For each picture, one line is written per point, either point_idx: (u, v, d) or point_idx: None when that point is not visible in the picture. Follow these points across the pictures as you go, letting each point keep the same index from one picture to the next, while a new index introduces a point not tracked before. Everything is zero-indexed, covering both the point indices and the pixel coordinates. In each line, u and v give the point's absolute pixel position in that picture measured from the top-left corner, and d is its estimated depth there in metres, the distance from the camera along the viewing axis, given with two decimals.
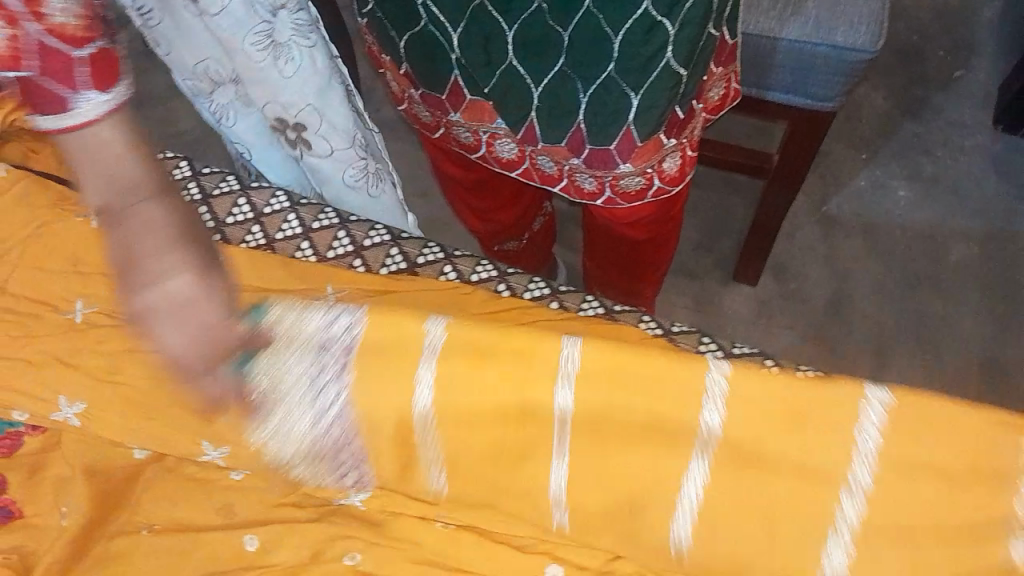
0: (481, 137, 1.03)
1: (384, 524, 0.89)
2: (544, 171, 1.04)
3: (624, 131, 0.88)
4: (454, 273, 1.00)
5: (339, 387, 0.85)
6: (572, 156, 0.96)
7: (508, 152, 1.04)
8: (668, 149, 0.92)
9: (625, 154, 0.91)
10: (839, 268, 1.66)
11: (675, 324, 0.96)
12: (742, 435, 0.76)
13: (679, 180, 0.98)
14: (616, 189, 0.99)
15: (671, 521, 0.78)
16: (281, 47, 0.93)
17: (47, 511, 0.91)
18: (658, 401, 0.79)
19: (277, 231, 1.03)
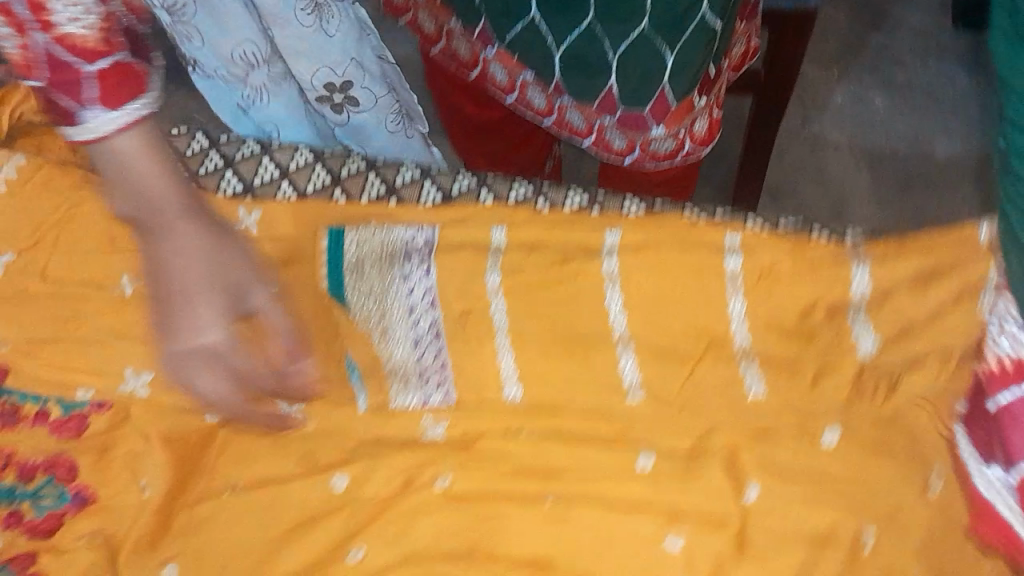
0: (515, 82, 0.97)
1: (471, 444, 0.88)
2: (573, 127, 0.98)
3: (657, 93, 0.83)
4: (491, 195, 0.99)
5: (424, 289, 0.92)
6: (602, 113, 0.92)
7: (539, 100, 0.98)
8: (699, 109, 0.89)
9: (658, 116, 0.86)
10: (828, 177, 1.66)
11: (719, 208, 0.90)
12: (788, 286, 0.85)
13: (709, 141, 0.95)
14: (647, 151, 0.94)
15: (742, 378, 0.85)
16: (323, 8, 0.92)
17: (123, 487, 0.87)
18: (703, 277, 0.87)
19: (309, 184, 1.03)
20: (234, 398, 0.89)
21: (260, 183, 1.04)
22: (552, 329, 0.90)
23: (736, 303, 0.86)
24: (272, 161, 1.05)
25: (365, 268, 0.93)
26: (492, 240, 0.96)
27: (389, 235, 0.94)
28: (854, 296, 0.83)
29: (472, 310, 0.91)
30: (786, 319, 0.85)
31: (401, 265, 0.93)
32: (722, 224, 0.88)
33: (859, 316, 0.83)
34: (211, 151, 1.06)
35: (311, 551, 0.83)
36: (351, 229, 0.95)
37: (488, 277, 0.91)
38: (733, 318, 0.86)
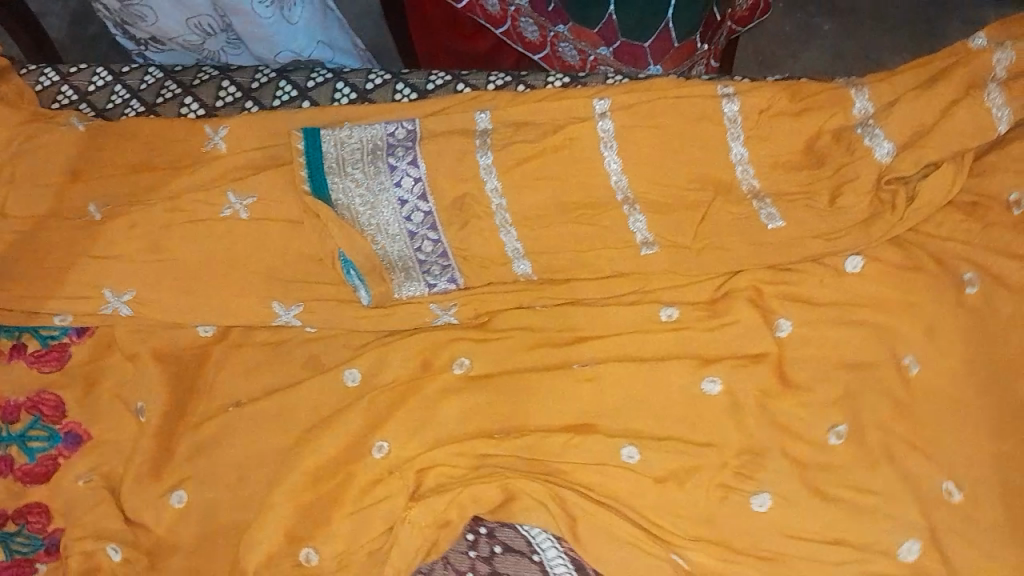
0: (507, 10, 1.13)
1: (486, 325, 0.85)
2: (567, 60, 1.16)
3: (661, 31, 1.07)
4: (469, 87, 0.97)
5: (413, 177, 0.87)
6: (600, 44, 1.11)
7: (532, 33, 1.15)
8: (700, 55, 1.12)
9: (659, 55, 1.09)
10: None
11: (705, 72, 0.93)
12: (786, 121, 0.84)
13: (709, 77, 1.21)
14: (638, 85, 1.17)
15: (756, 215, 0.81)
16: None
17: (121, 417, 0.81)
18: (700, 128, 0.85)
19: (274, 99, 0.98)
20: (225, 307, 0.84)
21: (223, 104, 0.99)
22: (555, 197, 0.86)
23: (737, 147, 0.84)
24: (232, 82, 1.00)
25: (348, 167, 0.88)
26: (477, 126, 0.91)
27: (368, 132, 0.90)
28: (856, 116, 0.82)
29: (470, 194, 0.87)
30: (790, 155, 0.84)
31: (386, 157, 0.88)
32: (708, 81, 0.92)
33: (870, 137, 0.80)
34: (166, 81, 1.01)
35: (332, 448, 0.76)
36: (326, 132, 0.90)
37: (481, 156, 0.87)
38: (736, 161, 0.84)
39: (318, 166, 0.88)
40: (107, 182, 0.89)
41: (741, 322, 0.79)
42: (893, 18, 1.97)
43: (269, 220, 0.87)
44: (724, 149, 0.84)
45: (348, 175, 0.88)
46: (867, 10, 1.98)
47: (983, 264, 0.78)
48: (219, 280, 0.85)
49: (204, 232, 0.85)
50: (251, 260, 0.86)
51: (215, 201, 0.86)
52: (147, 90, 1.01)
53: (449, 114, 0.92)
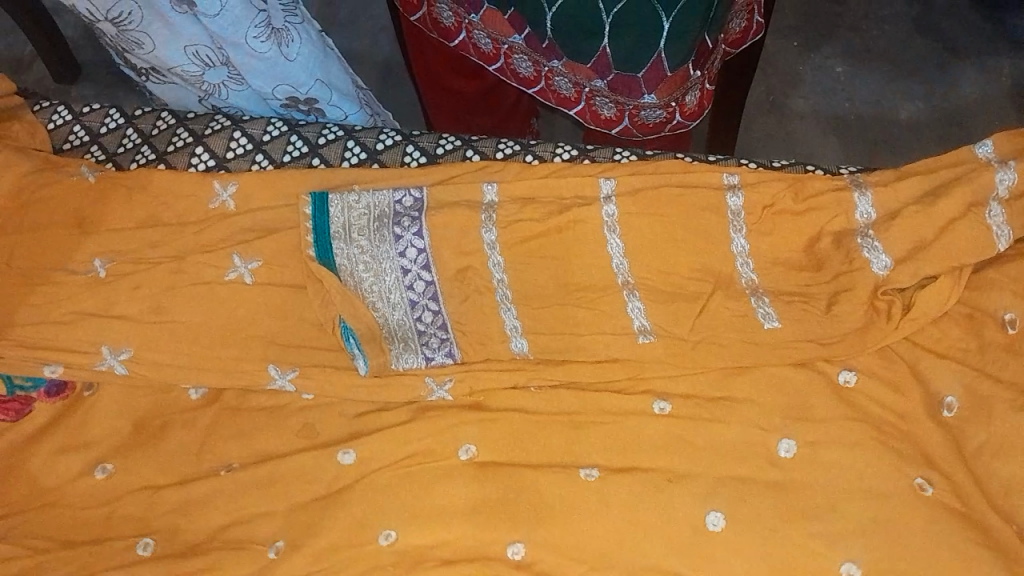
0: (500, 48, 1.18)
1: (482, 405, 0.85)
2: (562, 93, 1.19)
3: (654, 60, 1.06)
4: (478, 154, 0.98)
5: (417, 248, 0.89)
6: (595, 77, 1.13)
7: (526, 69, 1.19)
8: (693, 82, 1.10)
9: (652, 83, 1.10)
10: (801, 147, 1.88)
11: (711, 154, 0.94)
12: (783, 220, 0.85)
13: (697, 113, 1.16)
14: (636, 120, 1.17)
15: (752, 312, 0.82)
16: (279, 31, 1.00)
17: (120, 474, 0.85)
18: (702, 222, 0.86)
19: (284, 155, 0.99)
20: (223, 369, 0.86)
21: (233, 156, 0.99)
22: (556, 277, 0.87)
23: (739, 240, 0.85)
24: (244, 134, 1.01)
25: (353, 234, 0.90)
26: (483, 198, 0.92)
27: (376, 198, 0.91)
28: (859, 221, 0.83)
29: (467, 267, 0.89)
30: (791, 254, 0.85)
31: (392, 226, 0.89)
32: (712, 164, 0.93)
33: (872, 250, 0.81)
34: (178, 128, 1.02)
35: (322, 525, 0.78)
36: (335, 197, 0.91)
37: (485, 232, 0.89)
38: (737, 257, 0.85)
39: (325, 232, 0.90)
40: (113, 237, 0.91)
41: (729, 422, 0.80)
42: (906, 65, 1.97)
43: (270, 285, 0.90)
44: (723, 242, 0.85)
45: (353, 242, 0.89)
46: (878, 53, 1.99)
47: (975, 376, 0.79)
48: (219, 344, 0.87)
49: (207, 295, 0.88)
50: (250, 324, 0.88)
51: (220, 263, 0.89)
52: (158, 137, 1.02)
53: (457, 184, 0.93)
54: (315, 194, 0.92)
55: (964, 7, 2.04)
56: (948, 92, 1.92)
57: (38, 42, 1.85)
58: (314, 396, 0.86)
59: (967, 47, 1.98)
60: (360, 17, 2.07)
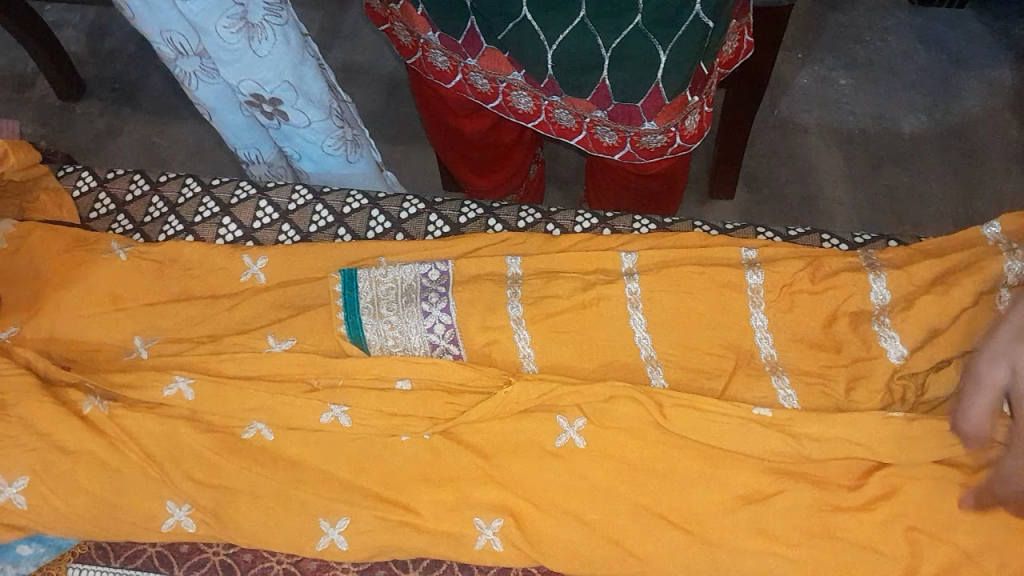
0: (498, 87, 1.18)
1: (512, 483, 0.86)
2: (562, 124, 1.21)
3: (652, 88, 1.06)
4: (500, 224, 1.00)
5: (441, 319, 0.90)
6: (594, 109, 1.14)
7: (525, 104, 1.20)
8: (691, 107, 1.11)
9: (651, 111, 1.10)
10: (805, 164, 1.90)
11: (726, 223, 0.99)
12: (801, 304, 0.87)
13: (696, 137, 1.17)
14: (638, 145, 1.18)
15: (775, 394, 0.85)
16: (255, 28, 0.97)
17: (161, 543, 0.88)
18: (721, 304, 0.88)
19: (310, 225, 1.01)
20: (260, 452, 0.88)
21: (260, 226, 1.01)
22: (583, 353, 0.89)
23: (758, 316, 0.88)
24: (270, 202, 1.03)
25: (381, 310, 0.91)
26: (507, 270, 0.95)
27: (401, 275, 0.93)
28: (873, 304, 0.85)
29: (495, 343, 0.90)
30: (811, 332, 0.87)
31: (417, 299, 0.91)
32: (730, 236, 0.98)
33: (887, 338, 0.83)
34: (204, 197, 1.04)
35: None
36: (362, 274, 0.93)
37: (510, 308, 0.90)
38: (757, 333, 0.88)
39: (350, 307, 0.92)
40: (149, 314, 0.94)
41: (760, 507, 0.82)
42: (905, 75, 1.98)
43: (302, 359, 0.91)
44: (744, 323, 0.88)
45: (379, 317, 0.91)
46: (882, 64, 1.99)
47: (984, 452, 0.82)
48: (254, 426, 0.89)
49: (243, 371, 0.91)
50: (283, 403, 0.89)
51: (255, 345, 0.92)
52: (184, 205, 1.04)
53: (489, 257, 0.95)
54: (339, 272, 0.94)
55: (968, 16, 2.05)
56: (954, 106, 1.93)
57: (44, 63, 1.85)
58: (347, 475, 0.87)
59: (971, 59, 1.99)
60: (367, 31, 2.07)
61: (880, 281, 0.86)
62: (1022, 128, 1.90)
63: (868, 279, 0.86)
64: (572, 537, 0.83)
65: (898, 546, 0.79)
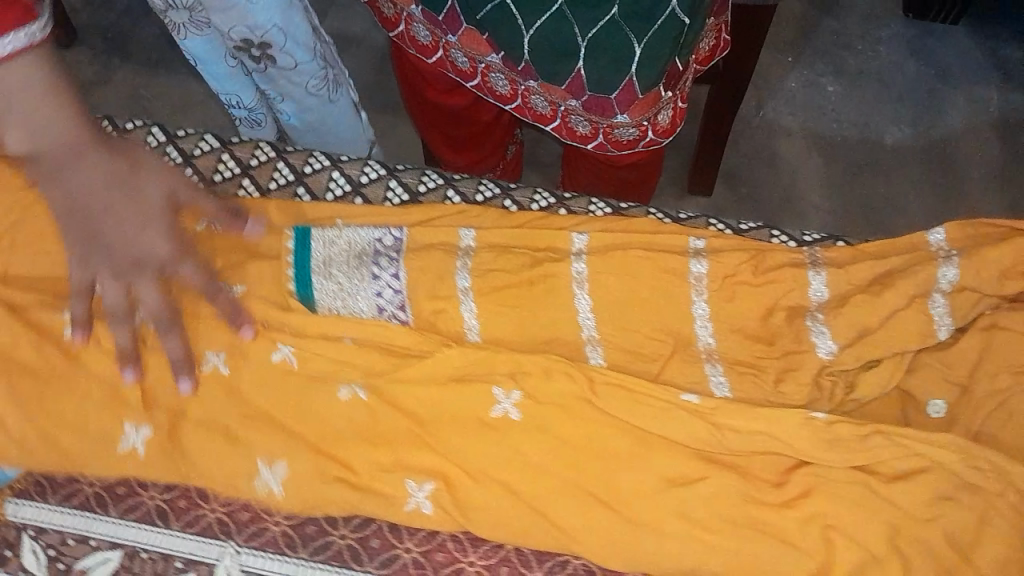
0: (478, 67, 1.20)
1: (444, 447, 0.87)
2: (539, 111, 1.22)
3: (625, 82, 1.05)
4: (458, 196, 1.01)
5: (391, 284, 0.93)
6: (568, 98, 1.14)
7: (503, 87, 1.21)
8: (664, 102, 1.12)
9: (624, 105, 1.09)
10: (783, 165, 1.91)
11: (680, 212, 1.00)
12: (738, 297, 0.90)
13: (669, 132, 1.20)
14: (611, 137, 1.19)
15: (707, 380, 0.87)
16: None
17: (100, 485, 0.90)
18: (661, 291, 0.90)
19: (270, 181, 1.02)
20: (199, 400, 0.90)
21: (220, 179, 1.03)
22: (525, 327, 0.91)
23: (700, 304, 0.90)
24: (232, 156, 1.04)
25: (332, 270, 0.94)
26: (461, 242, 0.96)
27: (356, 238, 0.96)
28: (811, 301, 0.89)
29: (442, 310, 0.92)
30: (749, 325, 0.89)
31: (369, 263, 0.94)
32: (682, 225, 0.98)
33: (819, 335, 0.86)
34: (167, 147, 1.04)
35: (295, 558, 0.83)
36: (317, 235, 0.95)
37: (460, 278, 0.93)
38: (697, 321, 0.90)
39: (301, 265, 0.94)
40: None
41: (688, 493, 0.83)
42: (896, 86, 1.98)
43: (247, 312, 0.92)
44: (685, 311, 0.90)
45: (330, 277, 0.94)
46: (871, 73, 1.99)
47: (908, 453, 0.82)
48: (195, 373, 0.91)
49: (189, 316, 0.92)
50: (227, 352, 0.91)
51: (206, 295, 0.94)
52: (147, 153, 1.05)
53: (442, 229, 0.97)
54: (296, 230, 0.96)
55: (960, 32, 2.04)
56: (938, 121, 1.94)
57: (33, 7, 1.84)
58: (285, 427, 0.89)
59: (961, 73, 1.99)
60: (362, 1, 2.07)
61: (818, 281, 0.89)
62: (1004, 147, 1.91)
63: (807, 279, 0.89)
64: (498, 508, 0.84)
65: (819, 541, 0.80)
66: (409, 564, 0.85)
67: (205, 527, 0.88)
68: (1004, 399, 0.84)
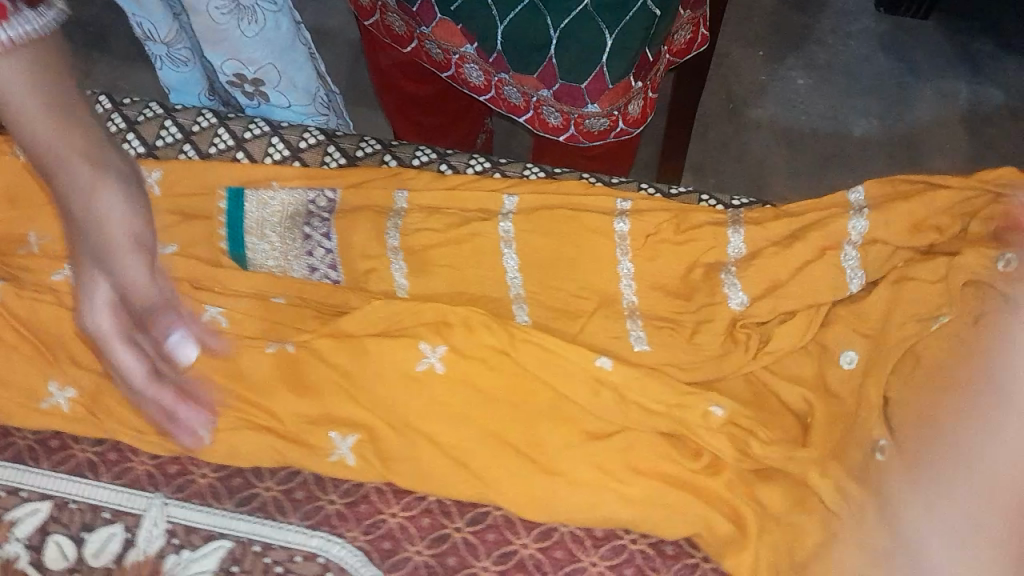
0: (451, 58, 1.23)
1: (372, 398, 0.89)
2: (512, 102, 1.23)
3: (596, 73, 1.07)
4: (395, 160, 1.08)
5: (323, 245, 1.00)
6: (541, 87, 1.16)
7: (476, 77, 1.23)
8: (636, 92, 1.15)
9: (594, 94, 1.11)
10: (748, 156, 1.92)
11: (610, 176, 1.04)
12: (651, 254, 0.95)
13: (639, 122, 1.22)
14: (582, 127, 1.19)
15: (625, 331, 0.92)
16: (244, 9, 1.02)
17: (33, 438, 0.93)
18: (580, 252, 0.96)
19: (210, 146, 1.09)
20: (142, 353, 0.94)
21: (162, 144, 1.10)
22: (456, 279, 0.97)
23: (625, 262, 0.95)
24: (175, 123, 1.10)
25: (267, 233, 1.02)
26: (394, 204, 1.02)
27: (287, 200, 1.03)
28: (729, 256, 0.95)
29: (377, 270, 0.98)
30: (669, 280, 0.96)
31: (300, 225, 1.02)
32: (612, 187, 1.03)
33: (730, 292, 0.92)
34: (114, 113, 1.11)
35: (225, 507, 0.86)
36: (252, 197, 1.03)
37: (391, 239, 0.99)
38: (622, 277, 0.95)
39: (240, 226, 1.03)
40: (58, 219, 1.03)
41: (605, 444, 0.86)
42: (864, 80, 1.98)
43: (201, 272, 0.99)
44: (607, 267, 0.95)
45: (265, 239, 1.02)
46: (839, 68, 2.01)
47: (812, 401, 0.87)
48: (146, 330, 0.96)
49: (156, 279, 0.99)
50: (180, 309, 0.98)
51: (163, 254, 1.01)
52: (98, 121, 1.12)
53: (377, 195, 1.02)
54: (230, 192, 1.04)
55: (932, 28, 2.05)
56: (906, 114, 1.93)
57: None
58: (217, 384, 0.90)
59: (930, 71, 1.98)
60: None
61: (736, 239, 0.95)
62: (972, 141, 1.88)
63: (726, 238, 0.95)
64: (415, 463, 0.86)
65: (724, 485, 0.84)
66: (332, 515, 0.86)
67: (133, 479, 0.90)
68: (906, 350, 0.88)
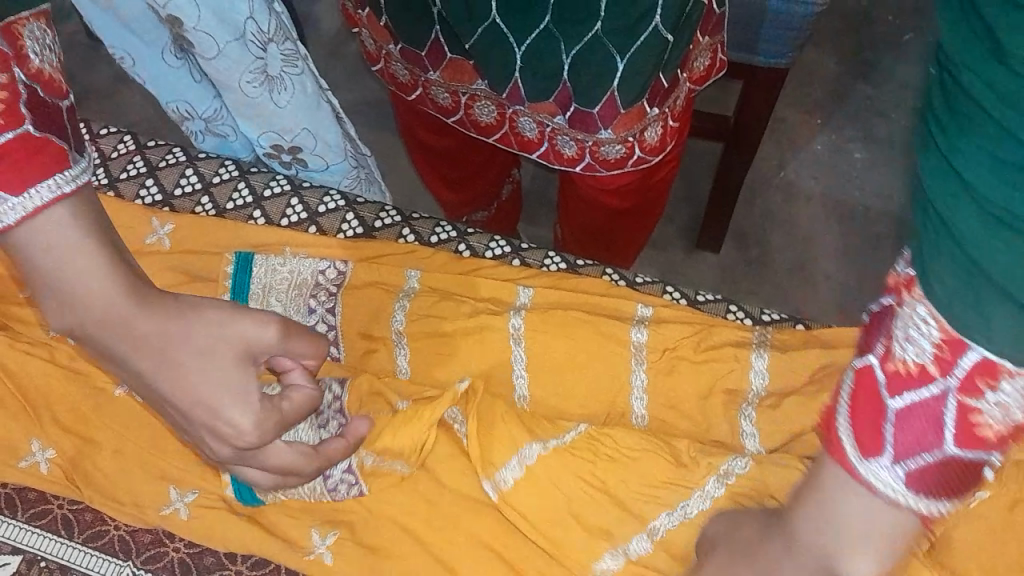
0: (460, 100, 0.99)
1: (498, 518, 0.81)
2: (523, 134, 0.98)
3: (607, 96, 0.85)
4: (469, 250, 0.96)
5: (329, 321, 0.90)
6: (557, 113, 0.91)
7: (487, 117, 0.99)
8: (651, 118, 0.90)
9: (608, 120, 0.88)
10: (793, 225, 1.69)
11: (700, 292, 0.92)
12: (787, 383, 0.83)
13: (659, 150, 0.95)
14: (597, 156, 0.94)
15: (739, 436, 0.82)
16: (275, 80, 0.84)
17: (70, 508, 0.87)
18: (699, 381, 0.84)
19: (282, 218, 0.99)
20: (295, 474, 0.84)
21: (232, 208, 1.00)
22: (563, 391, 0.85)
23: (759, 364, 0.84)
24: (247, 185, 1.01)
25: (267, 304, 0.91)
26: (517, 299, 0.91)
27: (304, 266, 0.92)
28: None
29: (492, 374, 0.86)
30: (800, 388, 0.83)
31: (309, 294, 0.91)
32: (698, 309, 0.90)
33: None
34: (187, 168, 1.03)
35: None
36: (258, 263, 0.92)
37: (515, 350, 0.86)
38: (753, 369, 0.83)
39: (275, 296, 0.91)
40: None
41: None
42: None
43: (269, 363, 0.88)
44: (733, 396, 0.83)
45: (255, 311, 0.91)
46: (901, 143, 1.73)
47: None
48: None
49: None
50: None
51: None
52: (167, 175, 1.03)
53: (463, 283, 0.92)
54: (239, 253, 0.93)
55: None
56: None
57: None
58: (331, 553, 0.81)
59: None
60: None
61: None
62: None
63: None
64: None
65: None
66: None
67: (166, 566, 0.83)
68: None
